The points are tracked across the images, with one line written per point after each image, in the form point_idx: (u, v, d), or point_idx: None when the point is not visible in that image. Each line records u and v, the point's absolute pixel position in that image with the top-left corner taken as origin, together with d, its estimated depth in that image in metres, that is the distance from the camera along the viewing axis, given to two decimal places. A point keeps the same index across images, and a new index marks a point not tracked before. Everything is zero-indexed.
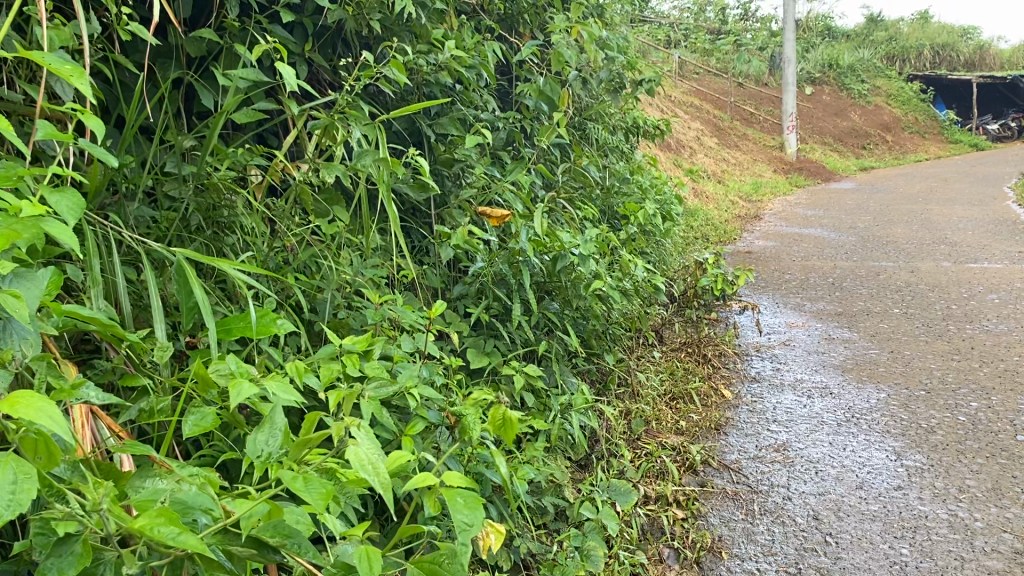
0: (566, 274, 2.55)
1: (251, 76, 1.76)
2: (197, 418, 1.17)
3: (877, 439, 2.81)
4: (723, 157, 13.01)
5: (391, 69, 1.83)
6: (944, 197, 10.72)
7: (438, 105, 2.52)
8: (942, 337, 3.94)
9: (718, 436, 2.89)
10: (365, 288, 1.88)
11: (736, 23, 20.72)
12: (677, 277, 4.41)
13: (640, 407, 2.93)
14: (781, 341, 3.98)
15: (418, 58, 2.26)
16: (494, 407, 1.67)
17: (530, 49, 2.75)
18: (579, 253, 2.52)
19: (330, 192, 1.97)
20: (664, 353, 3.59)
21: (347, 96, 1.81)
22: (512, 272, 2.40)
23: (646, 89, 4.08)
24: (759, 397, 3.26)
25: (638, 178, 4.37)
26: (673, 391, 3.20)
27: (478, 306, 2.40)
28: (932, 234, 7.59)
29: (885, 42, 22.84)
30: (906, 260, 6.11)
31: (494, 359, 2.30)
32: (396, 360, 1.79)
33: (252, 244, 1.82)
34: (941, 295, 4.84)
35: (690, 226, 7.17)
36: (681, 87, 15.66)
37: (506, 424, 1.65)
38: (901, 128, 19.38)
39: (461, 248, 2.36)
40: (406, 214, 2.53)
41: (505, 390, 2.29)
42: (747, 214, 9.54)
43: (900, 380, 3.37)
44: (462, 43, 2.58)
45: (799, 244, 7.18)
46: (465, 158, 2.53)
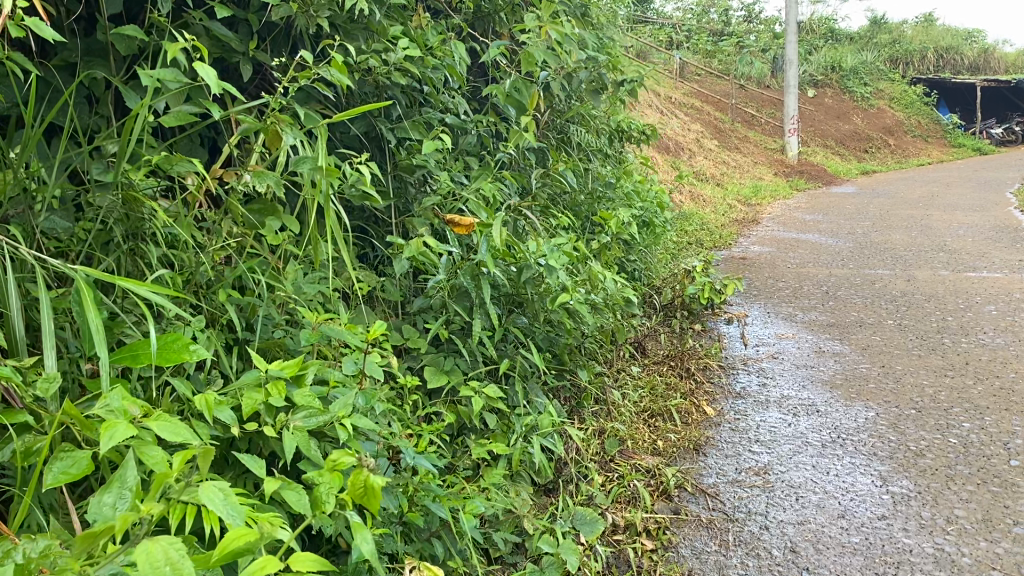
0: (532, 286, 2.42)
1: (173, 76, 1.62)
2: (63, 466, 1.08)
3: (863, 462, 2.67)
4: (723, 160, 12.86)
5: (330, 70, 1.73)
6: (945, 203, 10.56)
7: (399, 108, 2.39)
8: (935, 350, 3.80)
9: (696, 457, 2.75)
10: (301, 307, 1.73)
11: (738, 24, 20.60)
12: (664, 285, 4.28)
13: (615, 425, 2.80)
14: (768, 354, 3.84)
15: (370, 58, 2.13)
16: (354, 472, 1.33)
17: (497, 49, 2.63)
18: (545, 264, 2.39)
19: (265, 202, 1.82)
20: (646, 367, 3.46)
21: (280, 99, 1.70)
22: (472, 285, 2.27)
23: (629, 91, 3.95)
24: (742, 415, 3.12)
25: (624, 182, 4.23)
26: (651, 407, 3.06)
27: (437, 322, 2.27)
28: (932, 240, 7.44)
29: (888, 45, 22.66)
30: (904, 268, 5.96)
31: (452, 378, 2.17)
32: (332, 385, 1.65)
33: (179, 259, 1.69)
34: (937, 305, 4.69)
35: (684, 231, 7.03)
36: (680, 89, 15.54)
37: (366, 495, 1.30)
38: (904, 131, 19.21)
39: (417, 260, 2.23)
40: (364, 223, 2.40)
41: (463, 412, 2.16)
42: (746, 218, 9.40)
43: (890, 398, 3.23)
44: (425, 43, 2.46)
45: (795, 250, 7.04)
46: (426, 164, 2.41)
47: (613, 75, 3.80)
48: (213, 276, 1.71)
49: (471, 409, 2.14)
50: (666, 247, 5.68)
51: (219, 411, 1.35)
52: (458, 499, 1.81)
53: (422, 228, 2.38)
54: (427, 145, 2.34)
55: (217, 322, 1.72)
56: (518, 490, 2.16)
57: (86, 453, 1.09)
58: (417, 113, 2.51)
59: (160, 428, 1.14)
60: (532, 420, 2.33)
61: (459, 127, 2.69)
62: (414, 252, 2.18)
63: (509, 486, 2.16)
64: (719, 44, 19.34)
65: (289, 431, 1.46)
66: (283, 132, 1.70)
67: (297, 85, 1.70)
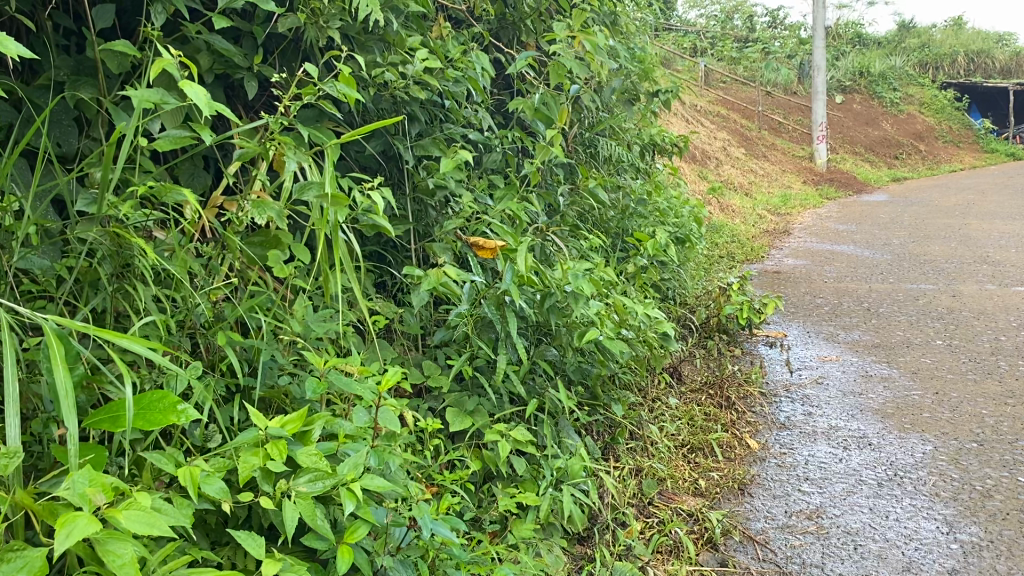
0: (559, 315, 2.26)
1: (159, 96, 1.41)
2: (11, 569, 0.90)
3: (924, 504, 2.44)
4: (751, 168, 12.61)
5: (338, 85, 1.51)
6: (984, 211, 10.25)
7: (417, 125, 2.22)
8: (992, 375, 3.57)
9: (742, 498, 2.54)
10: (307, 352, 1.54)
11: (763, 32, 20.38)
12: (698, 305, 4.07)
13: (652, 464, 2.60)
14: (812, 379, 3.61)
15: (386, 71, 1.95)
16: None
17: (524, 60, 2.43)
18: (571, 294, 2.25)
19: (267, 233, 1.59)
20: (682, 395, 3.25)
21: (281, 119, 1.49)
22: (497, 317, 2.09)
23: (661, 102, 3.75)
24: (789, 449, 2.90)
25: (656, 197, 4.04)
26: (690, 442, 2.86)
27: (460, 358, 2.09)
28: (972, 251, 7.18)
29: (918, 49, 22.28)
30: (947, 282, 5.71)
31: (477, 420, 1.98)
32: (342, 441, 1.46)
33: (172, 298, 1.50)
34: (987, 324, 4.45)
35: (714, 244, 6.83)
36: (705, 98, 15.35)
37: None
38: (935, 137, 18.84)
39: (436, 291, 2.04)
40: (381, 250, 2.23)
41: (489, 459, 1.96)
42: (777, 228, 9.16)
43: (948, 429, 3.00)
44: (446, 54, 2.27)
45: (830, 263, 6.80)
46: (447, 185, 2.22)
47: (644, 86, 3.60)
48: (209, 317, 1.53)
49: (498, 455, 1.94)
50: (697, 261, 5.47)
51: (205, 485, 1.18)
52: (485, 566, 1.61)
53: (444, 255, 2.20)
54: (448, 165, 2.15)
55: (216, 368, 1.55)
56: (552, 546, 1.96)
57: (41, 552, 0.92)
58: (438, 129, 2.33)
59: (131, 520, 0.96)
60: (566, 462, 2.13)
61: (483, 144, 2.50)
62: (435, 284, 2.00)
63: (541, 542, 1.96)
64: (745, 51, 19.14)
65: (294, 500, 1.28)
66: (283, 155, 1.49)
67: (300, 102, 1.50)
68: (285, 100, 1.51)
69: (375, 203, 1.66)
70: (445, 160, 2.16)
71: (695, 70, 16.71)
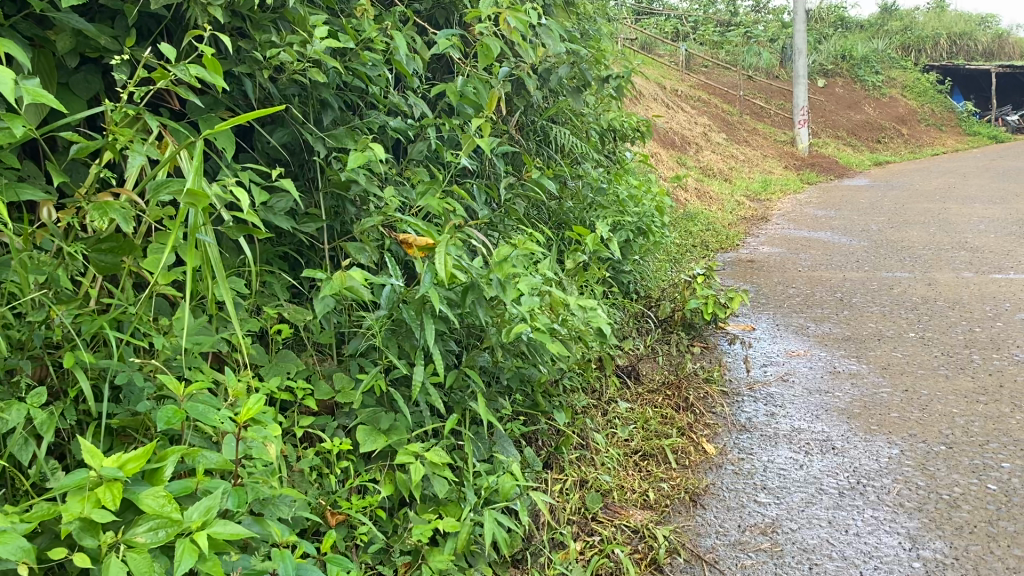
0: (484, 308, 2.01)
1: None
2: None
3: (887, 517, 2.28)
4: (732, 153, 12.45)
5: (191, 68, 1.43)
6: (965, 195, 10.12)
7: (329, 113, 2.01)
8: (965, 370, 3.41)
9: (693, 511, 2.37)
10: (164, 376, 1.36)
11: (745, 15, 20.19)
12: (662, 298, 3.89)
13: (598, 476, 2.42)
14: (777, 377, 3.45)
15: (280, 53, 1.72)
16: None
17: (446, 38, 2.26)
18: (498, 283, 1.99)
19: (118, 239, 1.37)
20: (637, 396, 3.08)
21: (125, 109, 1.41)
22: (415, 323, 1.87)
23: (616, 89, 3.56)
24: (747, 455, 2.74)
25: (616, 186, 3.86)
26: (642, 448, 2.69)
27: (374, 369, 1.90)
28: (951, 237, 7.04)
29: (901, 31, 22.10)
30: (924, 270, 5.55)
31: (390, 440, 1.80)
32: (200, 480, 1.29)
33: (8, 314, 1.32)
34: (962, 314, 4.30)
35: (688, 233, 6.66)
36: (686, 83, 15.15)
37: None
38: (917, 120, 18.73)
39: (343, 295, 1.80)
40: (291, 250, 2.04)
41: (402, 483, 1.78)
42: (755, 215, 9.00)
43: (915, 430, 2.84)
44: (361, 36, 2.06)
45: (806, 251, 6.65)
46: (362, 177, 2.01)
47: (597, 72, 3.41)
48: (56, 335, 1.35)
49: (412, 480, 1.76)
50: (665, 252, 5.30)
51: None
52: None
53: (358, 256, 1.99)
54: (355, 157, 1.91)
55: (66, 394, 1.36)
56: None
57: None
58: (358, 120, 2.13)
59: None
60: (492, 480, 1.95)
61: (409, 132, 2.30)
62: (338, 287, 1.76)
63: (460, 572, 1.78)
64: (726, 35, 18.95)
65: (125, 555, 1.10)
66: (130, 151, 1.42)
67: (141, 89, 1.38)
68: (131, 88, 1.42)
69: (242, 195, 1.43)
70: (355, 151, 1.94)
71: (676, 55, 16.53)
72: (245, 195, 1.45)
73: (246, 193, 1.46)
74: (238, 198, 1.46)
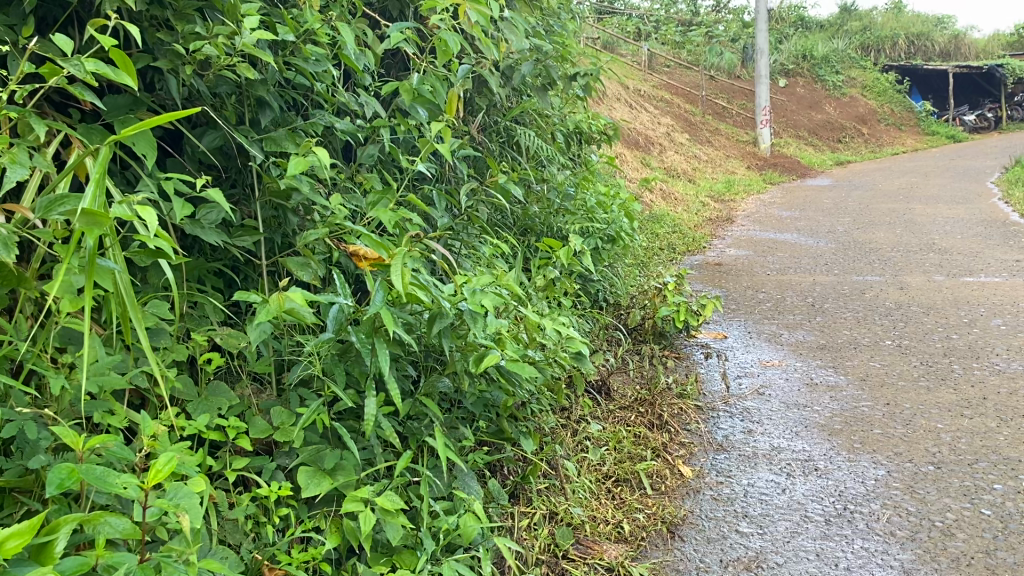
0: (450, 338, 1.78)
1: None
2: None
3: (879, 548, 2.12)
4: (695, 153, 12.36)
5: (87, 63, 1.23)
6: (928, 195, 10.12)
7: (269, 114, 1.82)
8: (946, 381, 3.27)
9: (671, 544, 2.19)
10: (61, 430, 1.16)
11: (706, 15, 20.17)
12: (631, 306, 3.72)
13: (569, 508, 2.22)
14: (753, 390, 3.29)
15: (205, 46, 1.50)
16: None
17: (398, 30, 2.05)
18: (466, 312, 1.76)
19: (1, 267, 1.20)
20: (609, 414, 2.90)
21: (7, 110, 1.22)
22: (365, 349, 1.64)
23: (583, 88, 3.38)
24: (726, 478, 2.57)
25: (583, 190, 3.68)
26: (616, 473, 2.51)
27: (318, 403, 1.68)
28: (917, 238, 6.97)
29: (860, 32, 22.26)
30: (894, 274, 5.46)
31: (335, 483, 1.59)
32: (101, 554, 1.08)
33: None
34: (938, 320, 4.19)
35: (654, 236, 6.51)
36: (649, 83, 15.05)
37: None
38: (877, 120, 18.84)
39: (283, 319, 1.57)
40: (225, 269, 1.83)
41: (348, 532, 1.58)
42: (721, 217, 8.89)
43: (901, 448, 2.69)
44: (302, 27, 1.85)
45: (773, 253, 6.54)
46: (303, 185, 1.79)
47: (563, 69, 3.22)
48: None
49: (360, 528, 1.56)
50: (633, 256, 5.14)
51: None
52: None
53: (301, 274, 1.79)
54: (296, 164, 1.67)
55: None
56: None
57: None
58: (298, 119, 1.95)
59: None
60: (452, 523, 1.75)
61: (360, 135, 2.09)
62: (276, 312, 1.51)
63: None
64: (689, 35, 18.92)
65: None
66: (12, 164, 1.23)
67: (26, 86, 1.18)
68: (16, 87, 1.23)
69: (149, 215, 1.21)
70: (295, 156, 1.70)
71: (638, 54, 16.45)
72: (152, 213, 1.22)
73: (152, 212, 1.23)
74: (144, 217, 1.23)
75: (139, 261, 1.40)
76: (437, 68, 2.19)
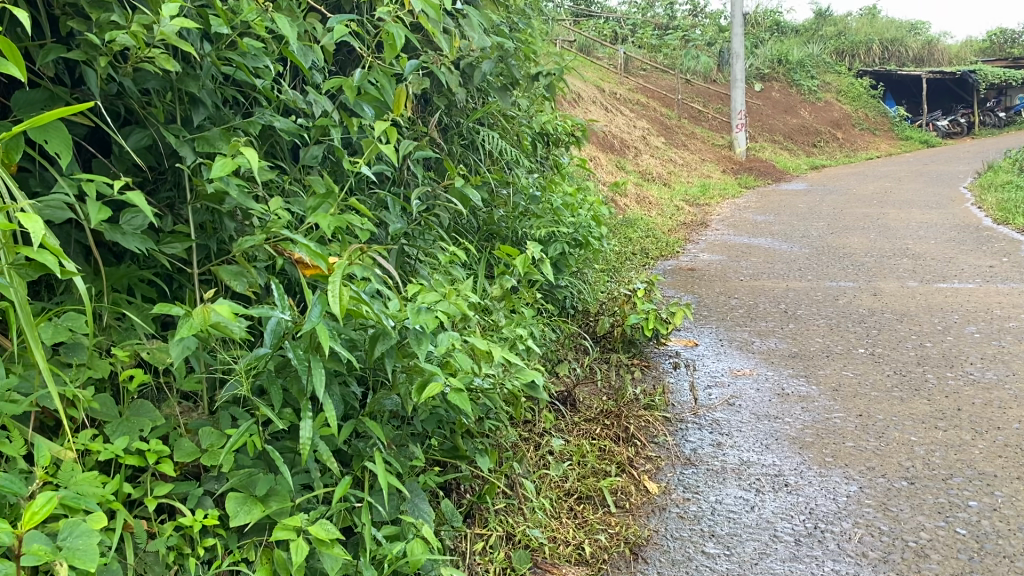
0: (393, 358, 1.68)
1: None
2: None
3: (850, 570, 2.02)
4: (671, 157, 12.31)
5: None
6: (903, 199, 10.11)
7: (203, 114, 1.71)
8: (919, 392, 3.19)
9: (634, 567, 2.09)
10: None
11: (683, 19, 20.19)
12: (599, 313, 3.62)
13: (527, 530, 2.11)
14: (723, 400, 3.19)
15: (121, 35, 1.38)
16: None
17: (337, 23, 1.93)
18: (412, 333, 1.66)
19: None
20: (573, 426, 2.79)
21: None
22: (301, 369, 1.51)
23: (547, 88, 3.28)
24: (693, 494, 2.46)
25: (549, 194, 3.58)
26: (578, 490, 2.39)
27: (251, 425, 1.56)
28: (891, 243, 6.93)
29: (835, 37, 22.34)
30: (868, 279, 5.40)
31: (266, 511, 1.47)
32: None
33: None
34: (911, 327, 4.12)
35: (627, 241, 6.42)
36: (625, 86, 15.00)
37: None
38: (852, 124, 18.90)
39: (208, 333, 1.44)
40: (154, 278, 1.70)
41: (279, 564, 1.46)
42: (695, 221, 8.83)
43: (874, 463, 2.60)
44: (236, 19, 1.73)
45: (747, 258, 6.47)
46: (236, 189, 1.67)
47: (526, 69, 3.12)
48: None
49: (292, 561, 1.44)
50: (604, 261, 5.04)
51: None
52: None
53: (234, 284, 1.68)
54: (223, 167, 1.50)
55: None
56: None
57: None
58: (237, 118, 1.84)
59: None
60: (398, 550, 1.63)
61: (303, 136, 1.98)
62: (200, 327, 1.36)
63: None
64: (665, 38, 18.91)
65: None
66: None
67: None
68: None
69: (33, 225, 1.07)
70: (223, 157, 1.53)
71: (614, 58, 16.40)
72: (38, 223, 1.08)
73: (38, 220, 1.09)
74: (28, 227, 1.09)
75: (36, 273, 1.26)
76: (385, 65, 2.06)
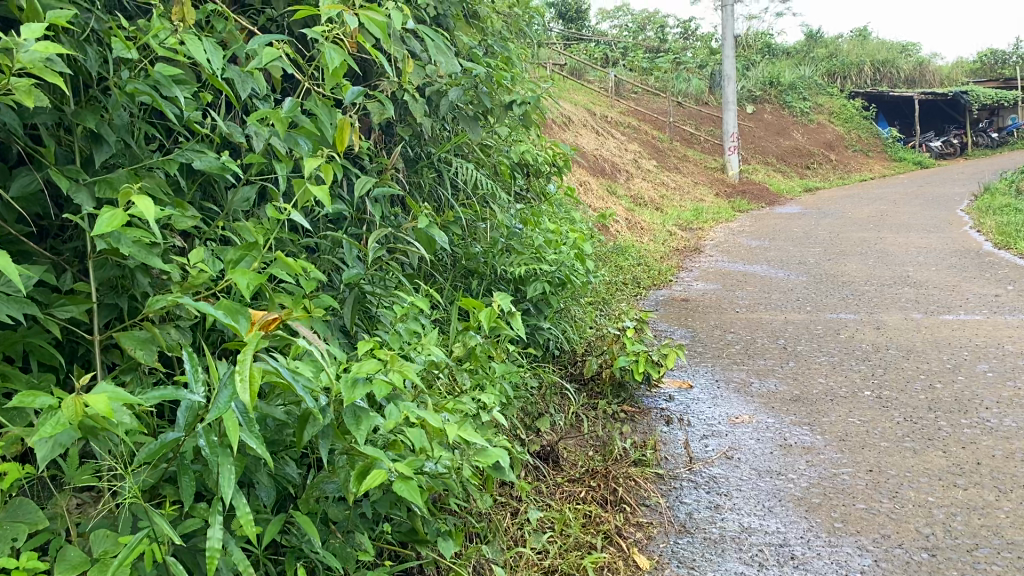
0: (328, 440, 1.41)
1: None
2: None
3: None
4: (663, 180, 12.10)
5: None
6: (899, 223, 9.89)
7: (109, 151, 1.47)
8: (933, 442, 2.93)
9: None
10: None
11: (674, 42, 20.08)
12: (584, 356, 3.36)
13: None
14: (721, 453, 2.93)
15: None
16: None
17: (267, 42, 1.70)
18: (348, 412, 1.39)
19: None
20: (555, 489, 2.52)
21: None
22: (209, 459, 1.24)
23: (525, 117, 3.04)
24: (689, 570, 2.19)
25: (531, 229, 3.32)
26: (559, 568, 2.12)
27: (151, 527, 1.28)
28: (891, 271, 6.69)
29: (826, 58, 22.27)
30: (869, 310, 5.15)
31: None
32: None
33: None
34: (919, 366, 3.87)
35: (617, 270, 6.18)
36: (615, 109, 14.84)
37: None
38: (844, 146, 18.75)
39: (85, 421, 1.18)
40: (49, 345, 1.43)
41: None
42: (688, 247, 8.59)
43: (887, 528, 2.34)
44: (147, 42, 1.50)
45: (742, 287, 6.22)
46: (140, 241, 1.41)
47: (500, 97, 2.89)
48: None
49: None
50: (592, 293, 4.79)
51: None
52: None
53: (140, 354, 1.41)
54: (108, 222, 1.25)
55: None
56: None
57: None
58: (154, 156, 1.60)
59: None
60: None
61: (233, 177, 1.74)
62: (69, 421, 1.12)
63: None
64: (656, 61, 18.78)
65: None
66: None
67: None
68: None
69: None
70: (111, 208, 1.29)
71: (605, 81, 16.26)
72: None
73: None
74: None
75: None
76: (324, 92, 1.84)
